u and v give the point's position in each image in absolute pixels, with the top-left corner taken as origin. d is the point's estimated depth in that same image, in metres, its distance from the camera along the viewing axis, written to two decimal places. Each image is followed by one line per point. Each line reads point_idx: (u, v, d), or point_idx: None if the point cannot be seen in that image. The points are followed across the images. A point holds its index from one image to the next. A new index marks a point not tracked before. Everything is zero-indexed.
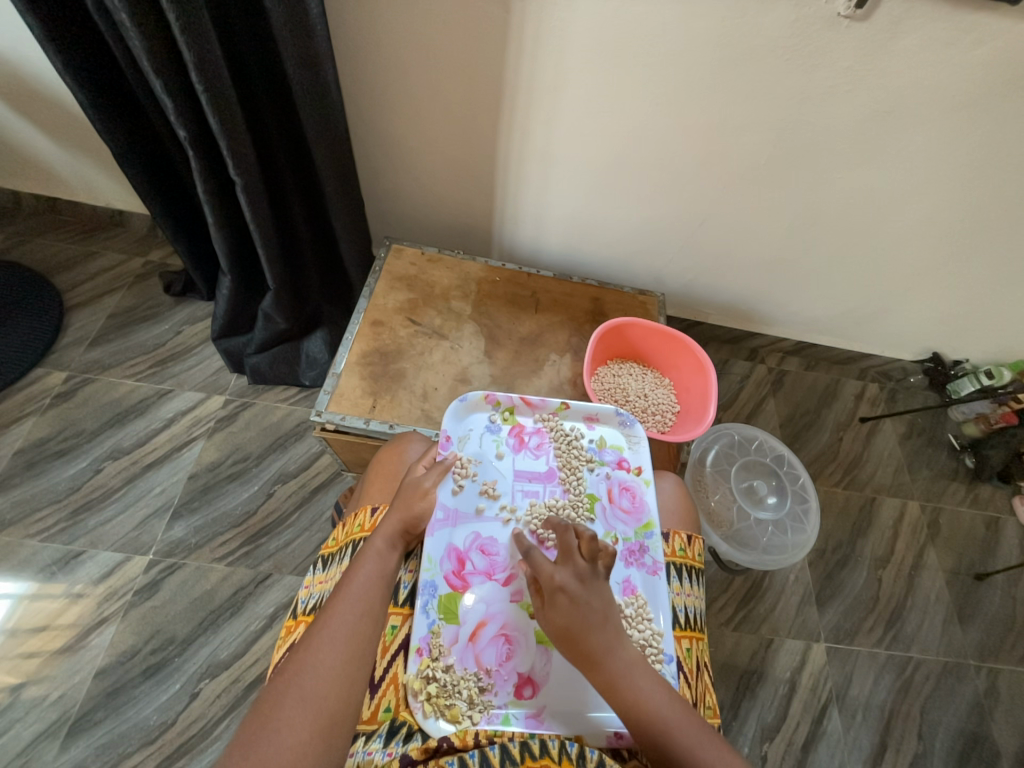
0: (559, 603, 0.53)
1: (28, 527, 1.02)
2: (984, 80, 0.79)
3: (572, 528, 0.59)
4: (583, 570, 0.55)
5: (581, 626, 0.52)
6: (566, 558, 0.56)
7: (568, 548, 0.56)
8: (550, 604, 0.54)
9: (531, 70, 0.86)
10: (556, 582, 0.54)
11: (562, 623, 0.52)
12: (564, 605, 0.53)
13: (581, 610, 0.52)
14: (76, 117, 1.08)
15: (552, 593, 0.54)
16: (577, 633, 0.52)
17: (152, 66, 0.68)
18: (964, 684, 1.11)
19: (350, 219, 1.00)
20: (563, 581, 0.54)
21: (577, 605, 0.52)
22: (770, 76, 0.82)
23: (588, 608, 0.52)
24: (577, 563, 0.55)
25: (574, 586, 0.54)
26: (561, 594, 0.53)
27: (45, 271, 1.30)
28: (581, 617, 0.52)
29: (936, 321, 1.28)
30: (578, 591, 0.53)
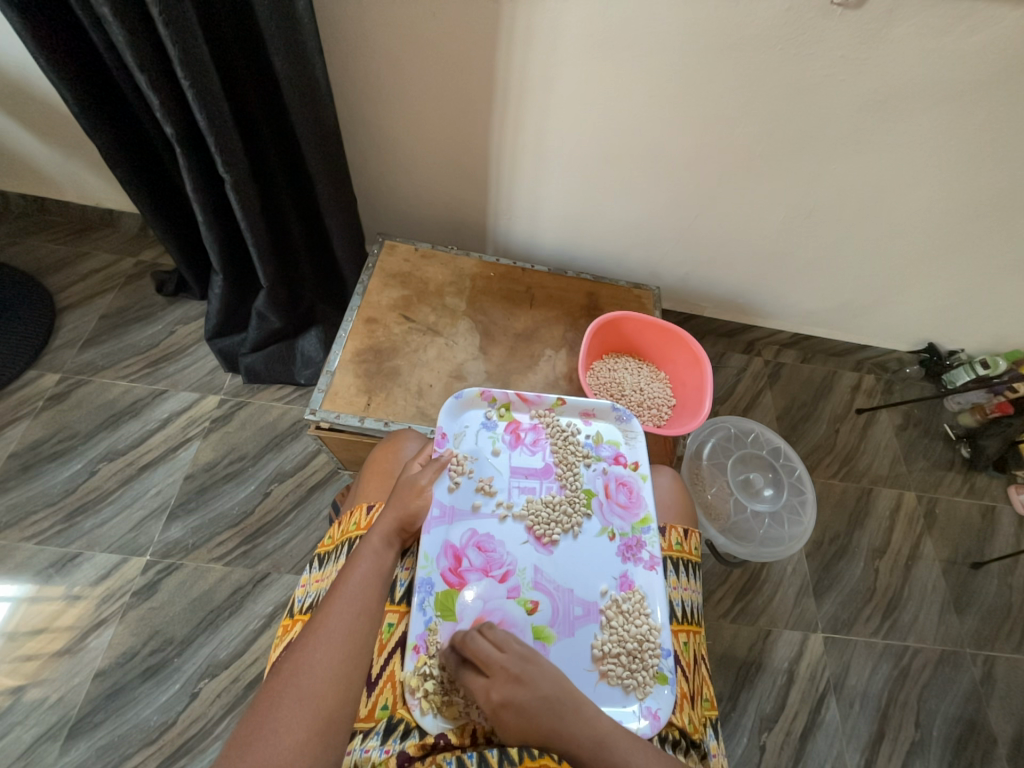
0: (508, 716, 0.51)
1: (25, 529, 1.02)
2: (978, 68, 0.79)
3: (477, 632, 0.56)
4: (511, 670, 0.53)
5: (540, 729, 0.50)
6: (490, 668, 0.53)
7: (489, 656, 0.54)
8: (500, 723, 0.51)
9: (523, 61, 0.85)
10: (494, 698, 0.52)
11: (521, 732, 0.51)
12: (514, 715, 0.51)
13: (530, 712, 0.51)
14: (64, 116, 1.07)
15: (496, 711, 0.51)
16: (540, 737, 0.50)
17: (138, 64, 0.67)
18: (961, 672, 1.12)
19: (342, 214, 0.99)
20: (501, 694, 0.51)
21: (523, 711, 0.51)
22: (764, 65, 0.82)
23: (536, 706, 0.51)
24: (502, 666, 0.53)
25: (513, 693, 0.52)
26: (506, 708, 0.51)
27: (36, 272, 1.29)
28: (535, 719, 0.51)
29: (932, 311, 1.28)
30: (520, 695, 0.51)
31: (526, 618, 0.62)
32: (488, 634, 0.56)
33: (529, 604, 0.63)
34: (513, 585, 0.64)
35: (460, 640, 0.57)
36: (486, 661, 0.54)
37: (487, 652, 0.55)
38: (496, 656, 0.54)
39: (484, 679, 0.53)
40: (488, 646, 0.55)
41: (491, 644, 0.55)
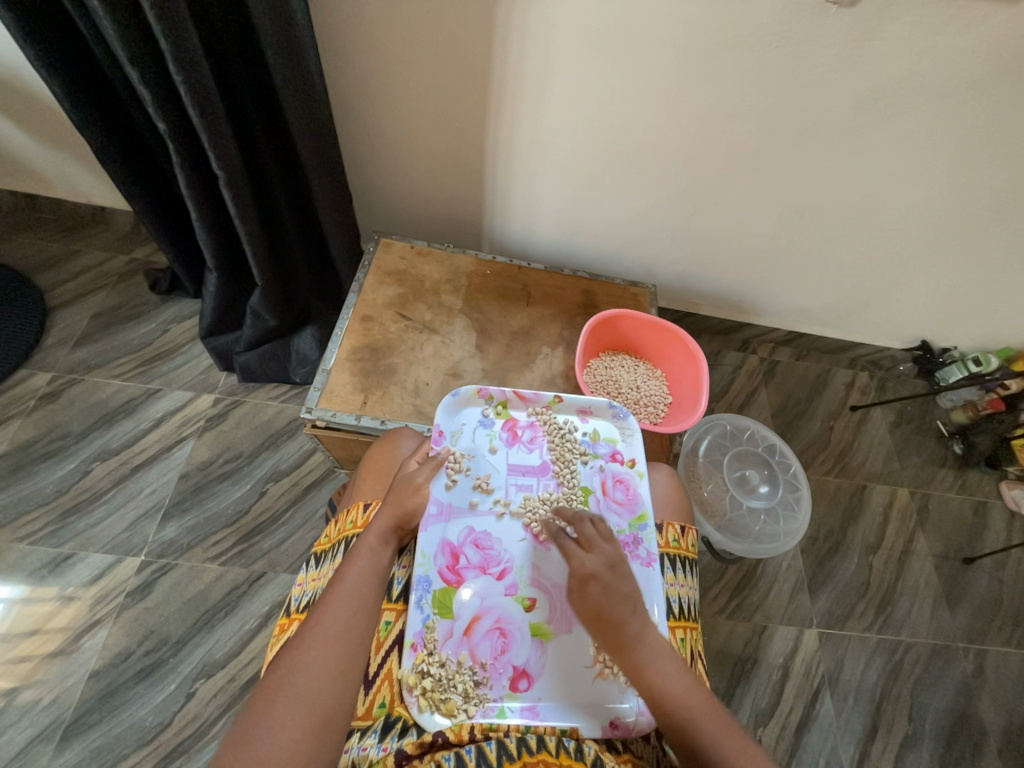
0: (593, 589, 0.56)
1: (17, 530, 1.01)
2: (971, 67, 0.79)
3: (588, 518, 0.63)
4: (610, 554, 0.59)
5: (615, 612, 0.55)
6: (592, 546, 0.60)
7: (591, 538, 0.60)
8: (582, 591, 0.57)
9: (519, 58, 0.85)
10: (587, 569, 0.57)
11: (596, 609, 0.56)
12: (600, 590, 0.56)
13: (613, 595, 0.56)
14: (54, 111, 1.06)
15: (585, 580, 0.57)
16: (611, 619, 0.55)
17: (129, 58, 0.66)
18: (953, 666, 1.13)
19: (337, 211, 0.98)
20: (595, 566, 0.57)
21: (610, 591, 0.56)
22: (759, 63, 0.82)
23: (620, 592, 0.56)
24: (604, 549, 0.59)
25: (606, 572, 0.57)
26: (594, 581, 0.57)
27: (27, 270, 1.27)
28: (614, 602, 0.55)
29: (925, 309, 1.29)
30: (611, 578, 0.57)
31: (523, 615, 0.62)
32: (598, 523, 0.62)
33: (527, 601, 0.63)
34: (511, 583, 0.64)
35: (569, 516, 0.64)
36: (589, 541, 0.60)
37: (591, 535, 0.61)
38: (601, 540, 0.60)
39: (582, 552, 0.59)
40: (597, 531, 0.61)
41: (597, 531, 0.61)
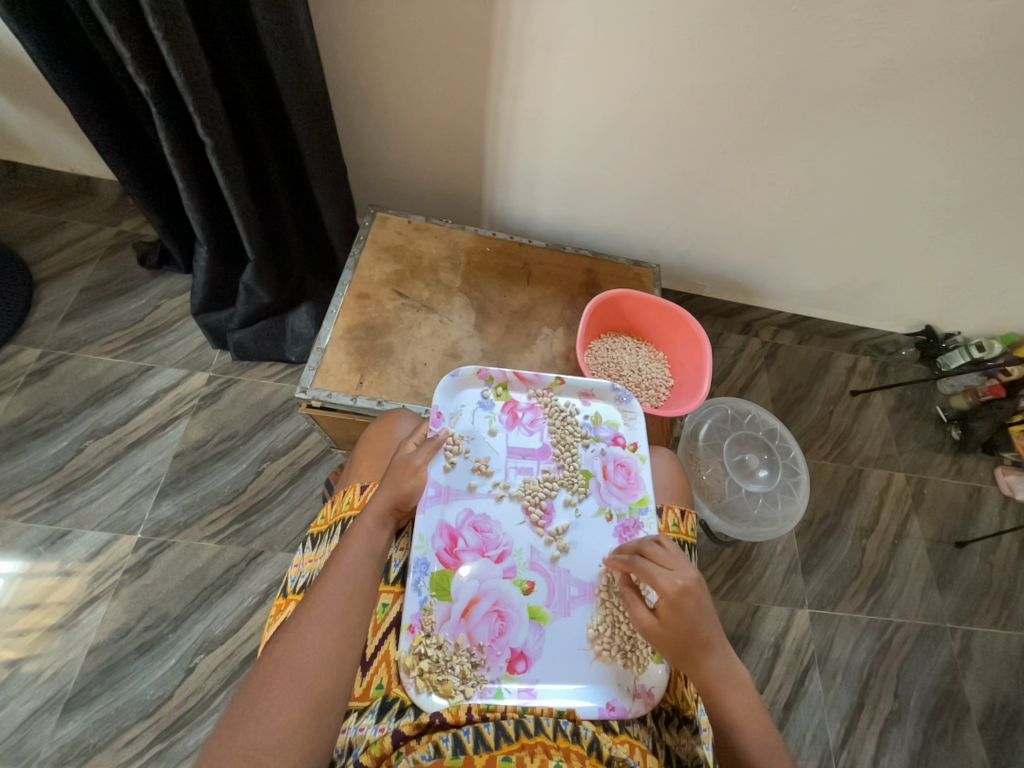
0: (686, 607, 0.54)
1: (11, 506, 1.01)
2: (992, 39, 0.76)
3: (655, 539, 0.60)
4: (694, 569, 0.56)
5: (704, 634, 0.54)
6: (673, 562, 0.57)
7: (671, 557, 0.57)
8: (672, 610, 0.54)
9: (524, 19, 0.80)
10: (680, 588, 0.54)
11: (686, 628, 0.54)
12: (691, 609, 0.54)
13: (701, 613, 0.55)
14: (33, 74, 1.01)
15: (678, 598, 0.54)
16: (699, 641, 0.54)
17: (105, 9, 0.62)
18: (940, 646, 1.15)
19: (331, 184, 0.95)
20: (687, 582, 0.55)
21: (702, 610, 0.55)
22: (776, 29, 0.78)
23: (706, 611, 0.55)
24: (685, 563, 0.57)
25: (696, 589, 0.55)
26: (689, 598, 0.54)
27: (12, 242, 1.24)
28: (704, 623, 0.54)
29: (931, 292, 1.27)
30: (700, 593, 0.55)
31: (522, 599, 0.62)
32: (666, 539, 0.60)
33: (526, 584, 0.63)
34: (509, 566, 0.64)
35: (634, 545, 0.61)
36: (670, 559, 0.57)
37: (667, 554, 0.58)
38: (680, 555, 0.58)
39: (669, 570, 0.56)
40: (670, 549, 0.59)
41: (670, 548, 0.59)
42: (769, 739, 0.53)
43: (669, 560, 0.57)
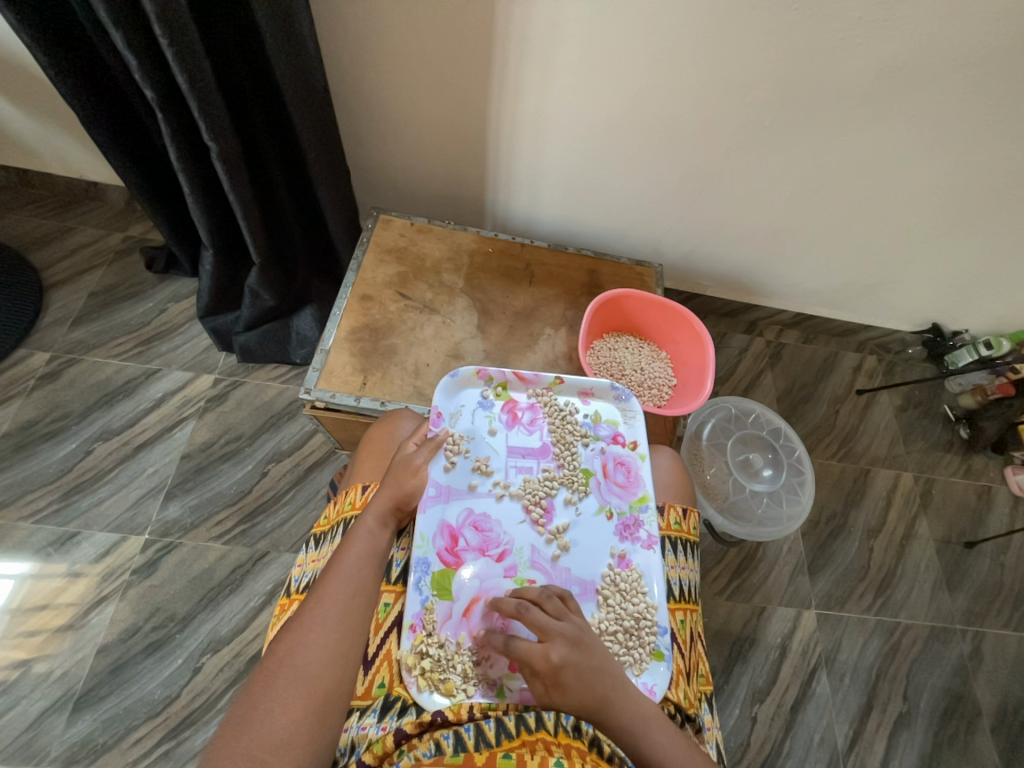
0: (567, 680, 0.51)
1: (21, 508, 1.02)
2: (994, 35, 0.76)
3: (528, 604, 0.57)
4: (569, 635, 0.54)
5: (595, 702, 0.51)
6: (548, 633, 0.54)
7: (544, 624, 0.55)
8: (555, 689, 0.52)
9: (524, 23, 0.81)
10: (555, 664, 0.52)
11: (576, 703, 0.51)
12: (574, 678, 0.52)
13: (585, 679, 0.52)
14: (42, 82, 1.02)
15: (556, 676, 0.52)
16: (595, 705, 0.51)
17: (111, 18, 0.63)
18: (950, 647, 1.14)
19: (334, 188, 0.96)
20: (562, 655, 0.52)
21: (583, 675, 0.52)
22: (775, 28, 0.78)
23: (592, 672, 0.52)
24: (559, 632, 0.54)
25: (572, 657, 0.52)
26: (566, 671, 0.52)
27: (22, 248, 1.26)
28: (591, 690, 0.51)
29: (938, 290, 1.26)
30: (578, 660, 0.53)
31: None
32: (544, 601, 0.57)
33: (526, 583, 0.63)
34: (510, 565, 0.64)
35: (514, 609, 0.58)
36: (545, 626, 0.55)
37: (542, 623, 0.55)
38: (556, 619, 0.55)
39: (542, 643, 0.53)
40: (544, 615, 0.56)
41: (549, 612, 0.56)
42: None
43: (543, 631, 0.54)
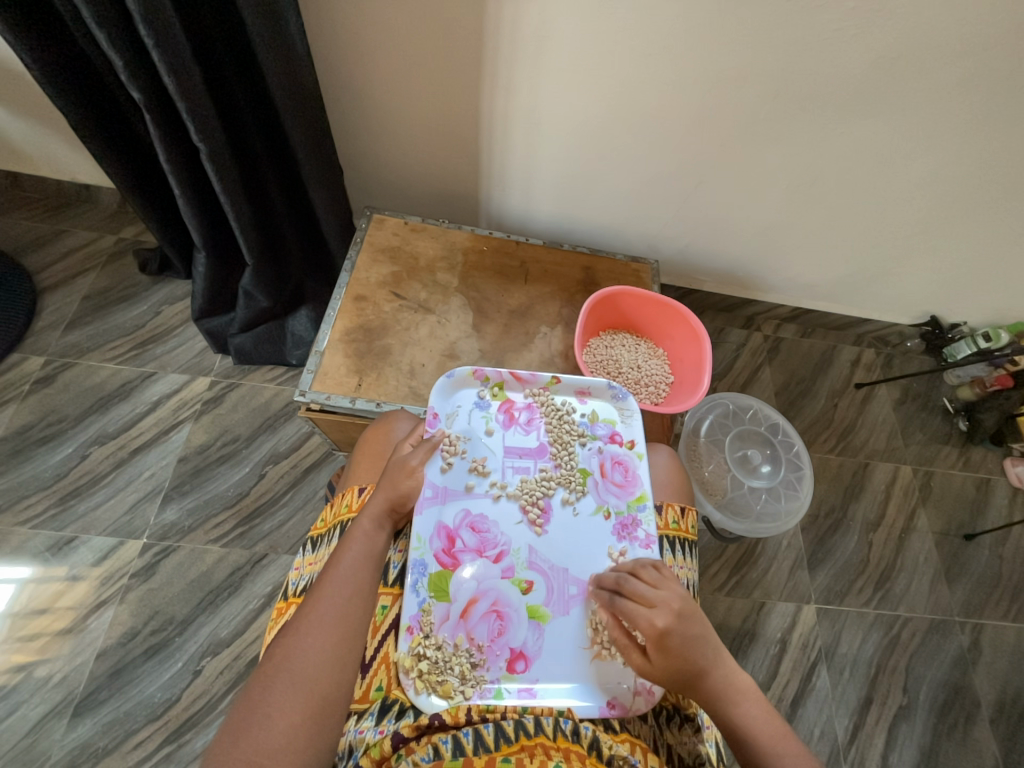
0: (670, 646, 0.51)
1: (18, 514, 1.02)
2: (986, 28, 0.75)
3: (632, 572, 0.57)
4: (677, 603, 0.53)
5: (696, 664, 0.51)
6: (654, 599, 0.53)
7: (652, 590, 0.54)
8: (658, 650, 0.52)
9: (515, 19, 0.80)
10: (658, 628, 0.52)
11: (675, 666, 0.51)
12: (677, 645, 0.51)
13: (689, 648, 0.51)
14: (31, 85, 1.02)
15: (661, 639, 0.51)
16: (691, 672, 0.51)
17: (95, 21, 0.63)
18: (950, 639, 1.14)
19: (327, 188, 0.95)
20: (667, 623, 0.52)
21: (688, 644, 0.51)
22: (772, 18, 0.77)
23: (695, 642, 0.52)
24: (668, 598, 0.53)
25: (679, 625, 0.52)
26: (670, 638, 0.51)
27: (14, 252, 1.25)
28: (694, 654, 0.51)
29: (936, 282, 1.25)
30: (686, 629, 0.52)
31: (520, 599, 0.62)
32: (645, 572, 0.56)
33: (524, 584, 0.63)
34: (507, 566, 0.64)
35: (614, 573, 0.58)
36: (650, 594, 0.54)
37: (646, 591, 0.54)
38: (661, 587, 0.54)
39: (648, 608, 0.53)
40: (649, 581, 0.55)
41: (652, 580, 0.55)
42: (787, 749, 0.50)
43: (647, 598, 0.54)
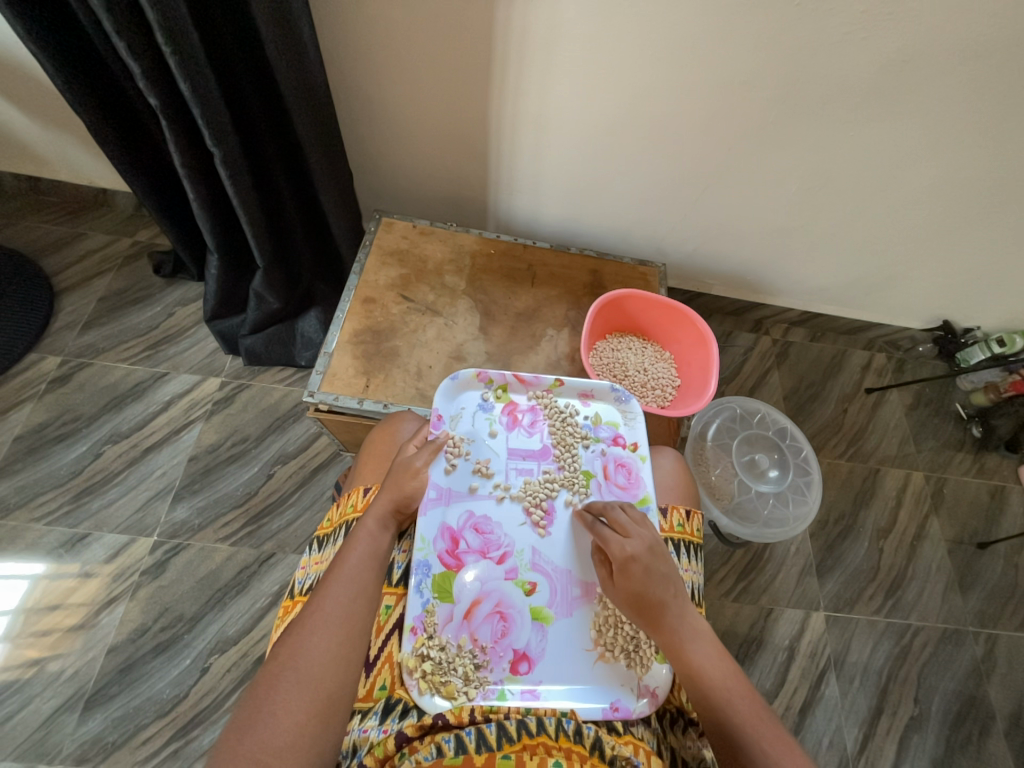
0: (634, 572, 0.56)
1: (33, 510, 1.04)
2: (998, 30, 0.75)
3: (617, 506, 0.62)
4: (648, 538, 0.58)
5: (656, 596, 0.55)
6: (629, 530, 0.59)
7: (628, 523, 0.60)
8: (623, 573, 0.57)
9: (522, 25, 0.81)
10: (626, 553, 0.57)
11: (638, 594, 0.56)
12: (641, 573, 0.56)
13: (654, 579, 0.56)
14: (51, 91, 1.04)
15: (627, 563, 0.56)
16: (652, 603, 0.55)
17: (114, 29, 0.64)
18: (963, 650, 1.12)
19: (337, 192, 0.96)
20: (635, 550, 0.57)
21: (652, 574, 0.56)
22: (781, 22, 0.77)
23: (661, 575, 0.56)
24: (641, 532, 0.58)
25: (646, 555, 0.57)
26: (636, 564, 0.56)
27: (33, 254, 1.28)
28: (656, 585, 0.55)
29: (949, 286, 1.24)
30: (651, 560, 0.56)
31: (523, 600, 0.62)
32: (626, 510, 0.62)
33: (527, 585, 0.63)
34: (510, 567, 0.64)
35: (599, 507, 0.64)
36: (625, 526, 0.59)
37: (624, 522, 0.60)
38: (637, 524, 0.59)
39: (622, 536, 0.58)
40: (629, 517, 0.61)
41: (630, 517, 0.61)
42: (738, 693, 0.51)
43: (623, 528, 0.59)
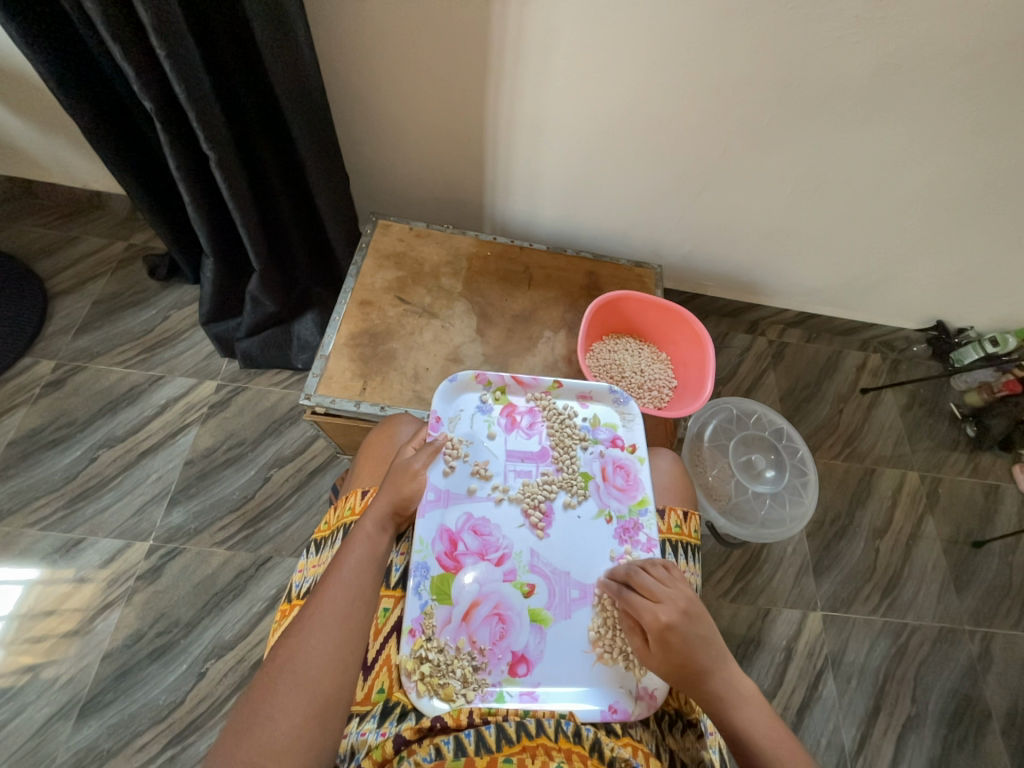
0: (672, 642, 0.53)
1: (27, 516, 1.03)
2: (988, 33, 0.76)
3: (643, 567, 0.59)
4: (681, 601, 0.55)
5: (697, 663, 0.52)
6: (659, 594, 0.56)
7: (658, 586, 0.57)
8: (660, 644, 0.54)
9: (518, 29, 0.81)
10: (661, 623, 0.54)
11: (678, 663, 0.53)
12: (678, 641, 0.53)
13: (693, 646, 0.53)
14: (46, 95, 1.04)
15: (662, 633, 0.53)
16: (692, 670, 0.52)
17: (110, 33, 0.64)
18: (959, 649, 1.12)
19: (333, 194, 0.96)
20: (670, 619, 0.54)
21: (690, 642, 0.53)
22: (774, 26, 0.77)
23: (699, 641, 0.53)
24: (673, 595, 0.55)
25: (683, 622, 0.54)
26: (672, 633, 0.53)
27: (27, 258, 1.27)
28: (695, 652, 0.53)
29: (943, 287, 1.25)
30: (688, 627, 0.53)
31: (522, 602, 0.62)
32: (654, 568, 0.59)
33: (526, 587, 0.63)
34: (509, 569, 0.64)
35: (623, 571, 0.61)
36: (655, 589, 0.56)
37: (654, 585, 0.57)
38: (667, 585, 0.56)
39: (653, 603, 0.55)
40: (658, 577, 0.58)
41: (659, 578, 0.58)
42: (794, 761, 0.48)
43: (653, 592, 0.56)
